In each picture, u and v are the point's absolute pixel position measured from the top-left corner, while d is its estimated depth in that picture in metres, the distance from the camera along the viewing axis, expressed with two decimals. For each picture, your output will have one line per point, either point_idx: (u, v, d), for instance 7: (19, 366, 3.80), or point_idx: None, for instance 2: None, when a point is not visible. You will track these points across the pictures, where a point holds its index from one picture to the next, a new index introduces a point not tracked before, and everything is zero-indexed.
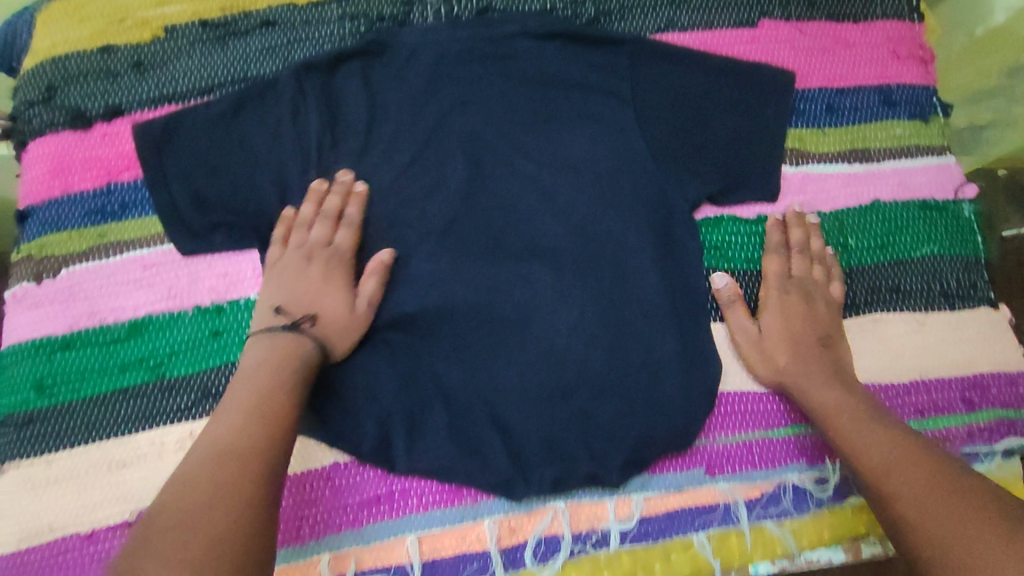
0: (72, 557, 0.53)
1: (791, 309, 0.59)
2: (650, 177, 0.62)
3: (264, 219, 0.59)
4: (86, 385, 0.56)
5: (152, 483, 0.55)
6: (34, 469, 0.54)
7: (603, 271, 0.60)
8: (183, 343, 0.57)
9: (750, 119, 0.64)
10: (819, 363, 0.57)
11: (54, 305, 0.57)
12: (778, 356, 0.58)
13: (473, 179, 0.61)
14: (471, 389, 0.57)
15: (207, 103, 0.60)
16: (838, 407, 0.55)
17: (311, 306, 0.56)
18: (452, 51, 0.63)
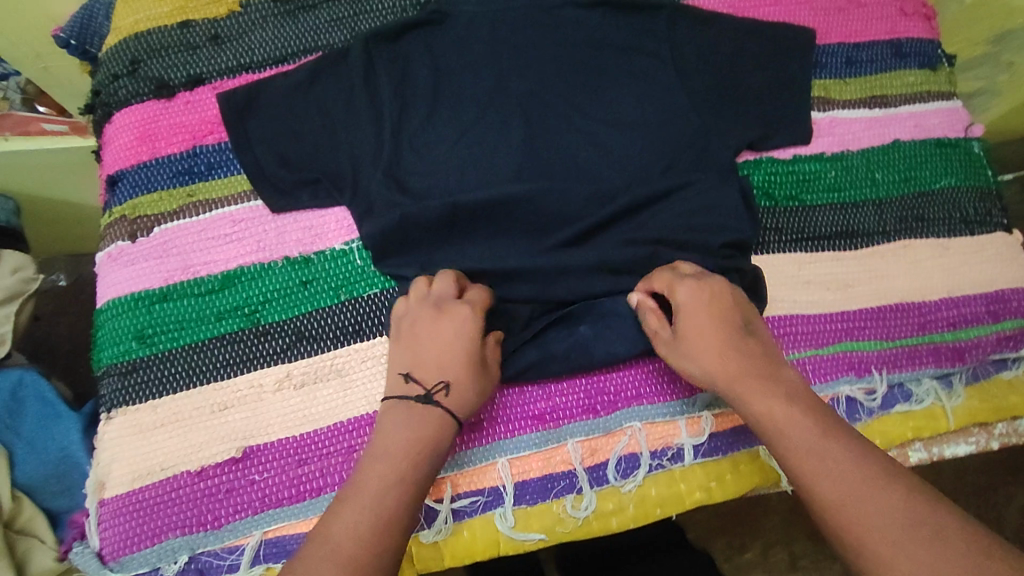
0: (183, 494, 0.55)
1: (703, 319, 0.55)
2: (694, 124, 0.67)
3: (342, 175, 0.63)
4: (184, 333, 0.59)
5: (255, 423, 0.57)
6: (141, 414, 0.57)
7: (659, 211, 0.64)
8: (274, 291, 0.60)
9: (778, 72, 0.70)
10: (747, 372, 0.53)
11: (149, 261, 0.60)
12: (697, 354, 0.55)
13: (533, 132, 0.66)
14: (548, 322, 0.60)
15: (284, 72, 0.65)
16: (791, 421, 0.49)
17: (440, 372, 0.54)
18: (507, 16, 0.69)
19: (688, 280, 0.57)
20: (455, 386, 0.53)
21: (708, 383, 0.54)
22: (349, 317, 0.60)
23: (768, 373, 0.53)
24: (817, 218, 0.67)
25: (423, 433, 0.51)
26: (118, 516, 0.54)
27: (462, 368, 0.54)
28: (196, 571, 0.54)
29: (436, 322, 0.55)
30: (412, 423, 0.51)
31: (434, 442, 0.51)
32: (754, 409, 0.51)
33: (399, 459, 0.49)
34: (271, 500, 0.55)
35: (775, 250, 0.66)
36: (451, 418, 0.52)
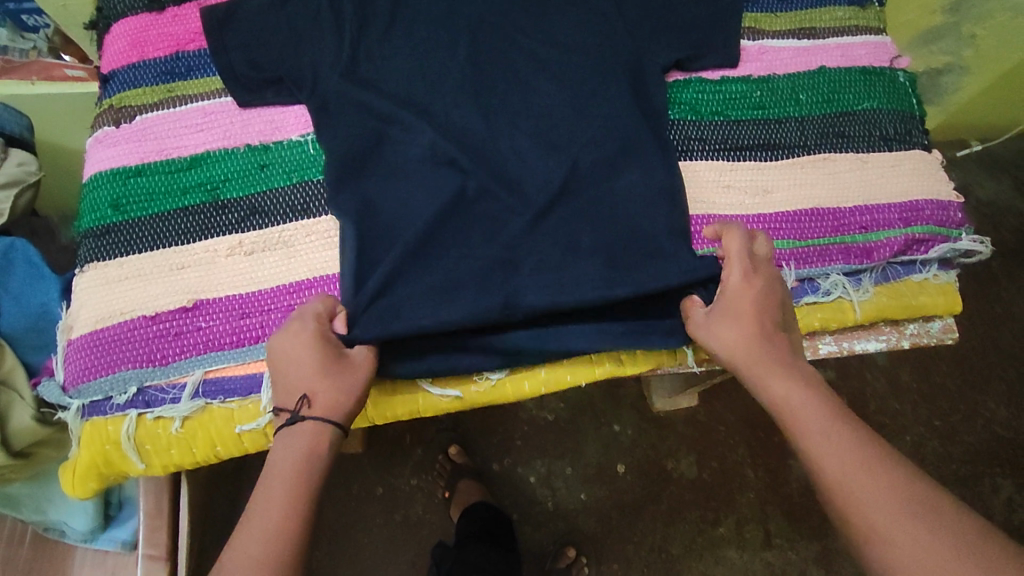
0: (136, 336, 0.61)
1: (747, 305, 0.59)
2: (629, 44, 0.72)
3: (302, 75, 0.70)
4: (152, 204, 0.66)
5: (208, 281, 0.63)
6: (109, 268, 0.64)
7: (590, 121, 0.69)
8: (235, 172, 0.67)
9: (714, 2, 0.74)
10: (770, 356, 0.57)
11: (129, 143, 0.68)
12: (722, 331, 0.59)
13: (479, 48, 0.72)
14: (484, 216, 0.66)
15: None
16: (802, 401, 0.54)
17: (302, 389, 0.56)
18: None
19: (739, 267, 0.60)
20: (320, 398, 0.56)
21: (730, 360, 0.58)
22: (298, 197, 0.67)
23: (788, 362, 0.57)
24: (741, 131, 0.72)
25: (303, 447, 0.54)
26: (81, 351, 0.61)
27: (319, 380, 0.56)
28: (144, 402, 0.60)
29: (284, 345, 0.57)
30: (290, 443, 0.54)
31: (312, 452, 0.54)
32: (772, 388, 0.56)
33: (286, 472, 0.53)
34: (213, 345, 0.61)
35: (698, 159, 0.71)
36: (319, 423, 0.55)
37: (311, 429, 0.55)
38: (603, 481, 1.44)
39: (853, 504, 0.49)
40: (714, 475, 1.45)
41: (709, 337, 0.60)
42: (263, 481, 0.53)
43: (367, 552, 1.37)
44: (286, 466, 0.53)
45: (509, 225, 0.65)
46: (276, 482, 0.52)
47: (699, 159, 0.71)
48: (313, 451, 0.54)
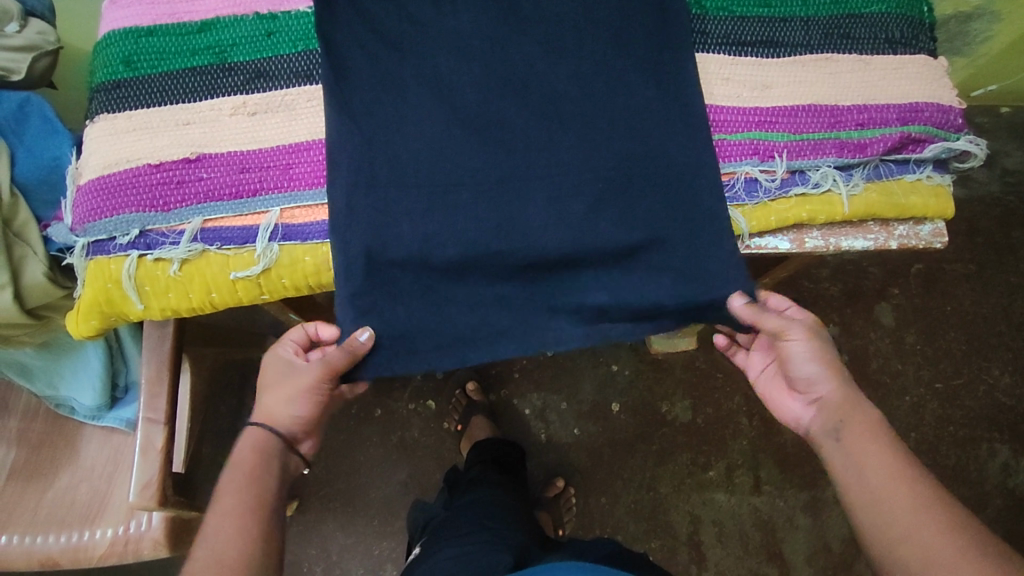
0: (139, 182, 0.63)
1: (830, 345, 0.66)
2: None
3: None
4: (163, 63, 0.68)
5: (210, 137, 0.66)
6: (117, 120, 0.66)
7: (598, 13, 0.70)
8: (242, 37, 0.69)
9: None
10: (851, 386, 0.64)
11: (142, 5, 0.70)
12: (843, 372, 0.64)
13: None
14: (482, 97, 0.67)
15: None
16: (870, 429, 0.61)
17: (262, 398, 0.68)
18: None
19: (802, 312, 0.66)
20: (271, 410, 0.66)
21: (825, 391, 0.63)
22: (302, 64, 0.68)
23: (858, 391, 0.64)
24: (744, 28, 0.71)
25: (248, 453, 0.64)
26: (88, 194, 0.64)
27: (273, 396, 0.67)
28: (144, 245, 0.62)
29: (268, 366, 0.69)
30: (242, 444, 0.66)
31: (257, 456, 0.64)
32: (856, 411, 0.62)
33: (238, 473, 0.63)
34: (212, 196, 0.63)
35: (700, 52, 0.71)
36: (263, 430, 0.66)
37: (263, 438, 0.66)
38: (597, 417, 1.40)
39: (911, 542, 0.54)
40: (708, 420, 1.40)
41: (813, 360, 0.63)
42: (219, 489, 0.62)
43: (361, 469, 1.37)
44: (237, 472, 0.63)
45: (505, 112, 0.67)
46: (229, 490, 0.62)
47: (702, 52, 0.71)
48: (258, 453, 0.64)
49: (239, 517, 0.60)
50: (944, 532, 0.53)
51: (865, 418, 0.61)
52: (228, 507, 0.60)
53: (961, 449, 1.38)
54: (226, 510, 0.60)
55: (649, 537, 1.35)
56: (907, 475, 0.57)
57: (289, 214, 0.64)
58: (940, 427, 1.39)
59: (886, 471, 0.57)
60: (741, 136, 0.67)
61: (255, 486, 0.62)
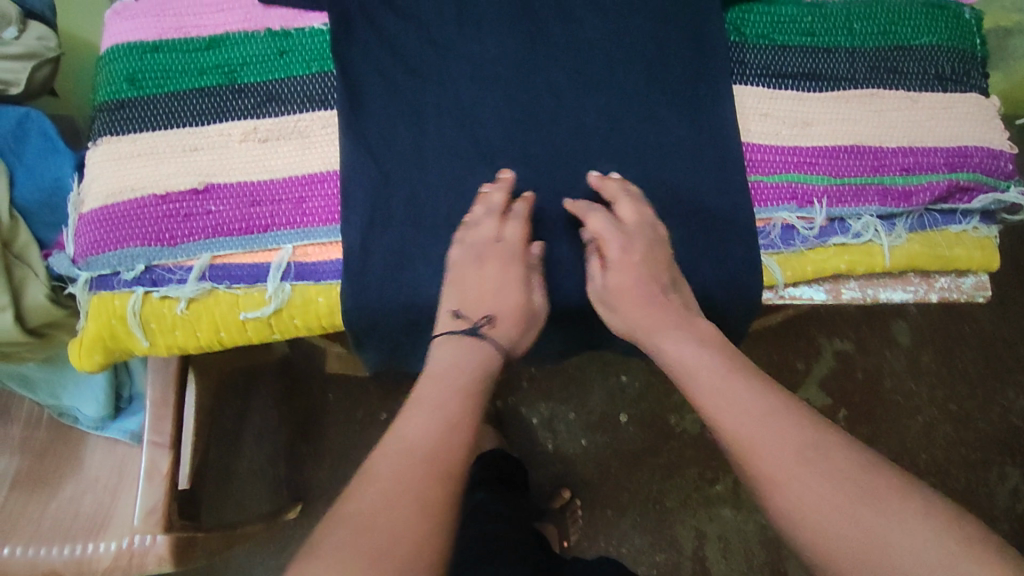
0: (146, 214, 0.60)
1: (630, 279, 0.60)
2: None
3: None
4: (168, 81, 0.64)
5: (219, 165, 0.62)
6: (122, 144, 0.63)
7: (629, 47, 0.67)
8: (254, 56, 0.65)
9: None
10: (671, 325, 0.58)
11: (148, 17, 0.66)
12: (619, 308, 0.60)
13: None
14: (506, 134, 0.65)
15: None
16: (713, 373, 0.54)
17: (489, 306, 0.59)
18: None
19: (603, 220, 0.60)
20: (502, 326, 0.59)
21: (633, 335, 0.60)
22: (316, 88, 0.65)
23: (682, 326, 0.58)
24: (786, 59, 0.67)
25: (445, 363, 0.56)
26: (91, 224, 0.60)
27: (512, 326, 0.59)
28: (150, 281, 0.60)
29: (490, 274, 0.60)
30: (463, 351, 0.57)
31: (466, 364, 0.56)
32: (682, 351, 0.57)
33: (442, 391, 0.54)
34: (221, 230, 0.60)
35: (738, 84, 0.67)
36: (491, 347, 0.58)
37: (470, 346, 0.57)
38: (605, 429, 1.38)
39: (783, 491, 0.48)
40: None
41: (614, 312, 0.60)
42: (415, 398, 0.54)
43: None
44: (451, 380, 0.55)
45: (530, 149, 0.64)
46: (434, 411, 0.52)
47: (741, 85, 0.67)
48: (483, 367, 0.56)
49: (449, 426, 0.52)
50: (820, 482, 0.47)
51: (755, 402, 0.52)
52: (426, 432, 0.51)
53: (970, 470, 1.36)
54: (441, 418, 0.52)
55: (654, 552, 1.33)
56: (797, 427, 0.50)
57: (302, 251, 0.61)
58: (951, 448, 1.37)
59: (790, 472, 0.48)
60: (780, 179, 0.63)
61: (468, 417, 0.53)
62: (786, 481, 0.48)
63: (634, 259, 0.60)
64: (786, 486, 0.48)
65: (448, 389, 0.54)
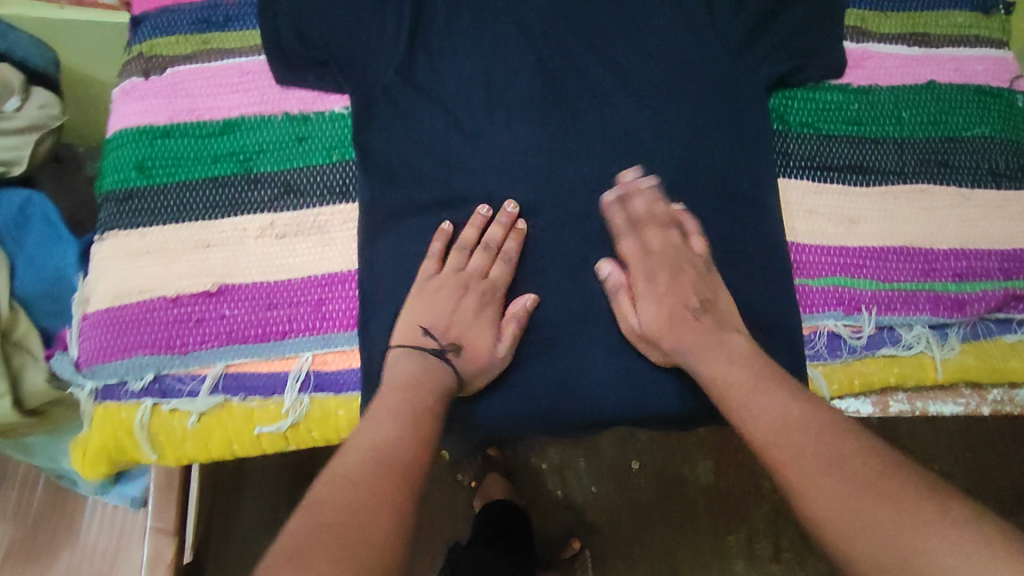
0: (158, 318, 0.57)
1: (664, 273, 0.58)
2: (717, 57, 0.64)
3: (354, 63, 0.63)
4: (180, 170, 0.60)
5: (234, 263, 0.58)
6: (130, 239, 0.59)
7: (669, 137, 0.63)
8: (271, 143, 0.61)
9: (813, 6, 0.66)
10: (689, 321, 0.56)
11: (158, 99, 0.62)
12: (659, 343, 0.56)
13: (546, 44, 0.65)
14: (538, 231, 0.61)
15: None
16: (730, 380, 0.53)
17: (458, 336, 0.57)
18: None
19: (640, 201, 0.60)
20: (470, 352, 0.56)
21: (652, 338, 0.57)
22: (337, 178, 0.61)
23: (704, 330, 0.56)
24: (833, 151, 0.64)
25: (402, 379, 0.53)
26: (97, 328, 0.57)
27: (479, 352, 0.57)
28: (159, 392, 0.56)
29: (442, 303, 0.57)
30: (415, 364, 0.54)
31: (424, 382, 0.53)
32: (714, 365, 0.54)
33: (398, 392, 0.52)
34: (236, 337, 0.57)
35: (782, 177, 0.63)
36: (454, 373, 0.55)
37: (433, 367, 0.54)
38: (617, 478, 1.23)
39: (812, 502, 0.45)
40: (732, 482, 1.23)
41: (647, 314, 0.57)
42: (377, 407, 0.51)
43: None
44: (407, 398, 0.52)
45: (561, 243, 0.61)
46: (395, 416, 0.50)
47: (787, 177, 0.63)
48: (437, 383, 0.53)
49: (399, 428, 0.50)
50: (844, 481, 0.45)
51: (774, 407, 0.50)
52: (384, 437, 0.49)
53: None
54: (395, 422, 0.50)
55: None
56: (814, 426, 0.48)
57: (322, 359, 0.57)
58: None
59: (811, 480, 0.46)
60: (828, 283, 0.60)
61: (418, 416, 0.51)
62: (800, 481, 0.46)
63: (663, 255, 0.59)
64: (812, 496, 0.45)
65: (402, 409, 0.51)
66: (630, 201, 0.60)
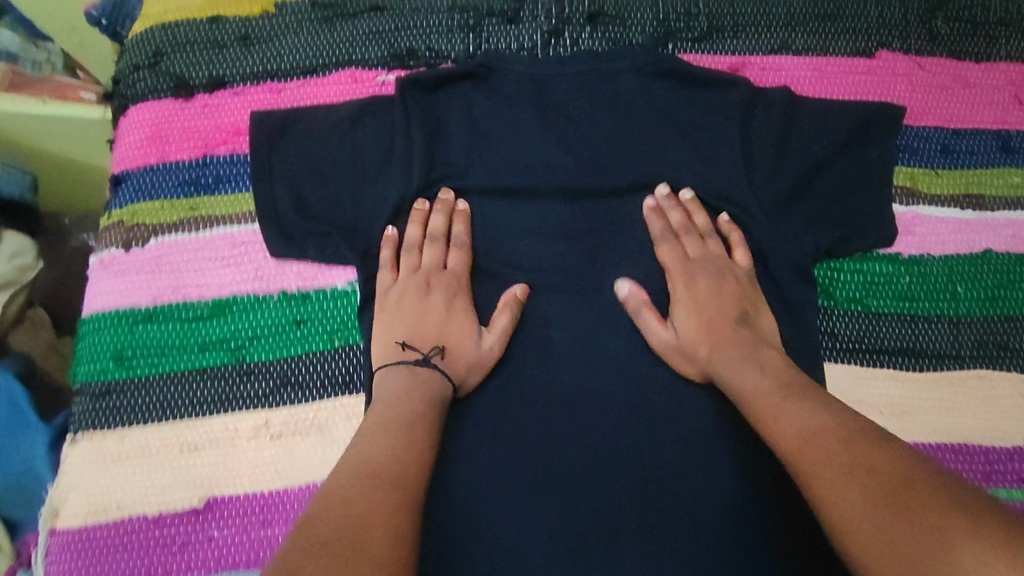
0: (137, 539, 0.51)
1: (703, 287, 0.56)
2: (757, 225, 0.59)
3: (361, 236, 0.58)
4: (164, 359, 0.54)
5: (223, 470, 0.52)
6: (108, 441, 0.53)
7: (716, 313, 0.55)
8: (266, 327, 0.56)
9: (854, 167, 0.61)
10: (728, 330, 0.54)
11: (140, 275, 0.56)
12: (697, 354, 0.54)
13: (571, 208, 0.59)
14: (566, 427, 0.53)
15: (329, 107, 0.60)
16: (761, 386, 0.49)
17: (437, 338, 0.53)
18: (562, 77, 0.62)
19: (658, 211, 0.59)
20: (453, 349, 0.53)
21: (689, 352, 0.54)
22: (339, 366, 0.55)
23: (746, 336, 0.53)
24: (882, 330, 0.59)
25: (393, 392, 0.49)
26: (66, 551, 0.50)
27: (453, 338, 0.54)
28: None
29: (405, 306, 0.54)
30: (402, 377, 0.50)
31: (411, 392, 0.49)
32: (743, 376, 0.51)
33: (386, 406, 0.48)
34: (225, 563, 0.50)
35: (829, 360, 0.58)
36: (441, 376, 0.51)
37: (410, 374, 0.51)
38: None
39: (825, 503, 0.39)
40: None
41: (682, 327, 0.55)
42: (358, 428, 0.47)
43: None
44: (385, 407, 0.48)
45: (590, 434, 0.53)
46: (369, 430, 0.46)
47: (835, 361, 0.58)
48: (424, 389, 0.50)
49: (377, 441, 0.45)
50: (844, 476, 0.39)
51: (807, 416, 0.45)
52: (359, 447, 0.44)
53: None
54: (371, 430, 0.46)
55: None
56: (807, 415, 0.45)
57: None
58: None
59: (826, 473, 0.40)
60: None
61: (403, 420, 0.47)
62: (824, 495, 0.40)
63: (695, 270, 0.57)
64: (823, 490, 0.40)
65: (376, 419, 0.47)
66: (667, 213, 0.59)
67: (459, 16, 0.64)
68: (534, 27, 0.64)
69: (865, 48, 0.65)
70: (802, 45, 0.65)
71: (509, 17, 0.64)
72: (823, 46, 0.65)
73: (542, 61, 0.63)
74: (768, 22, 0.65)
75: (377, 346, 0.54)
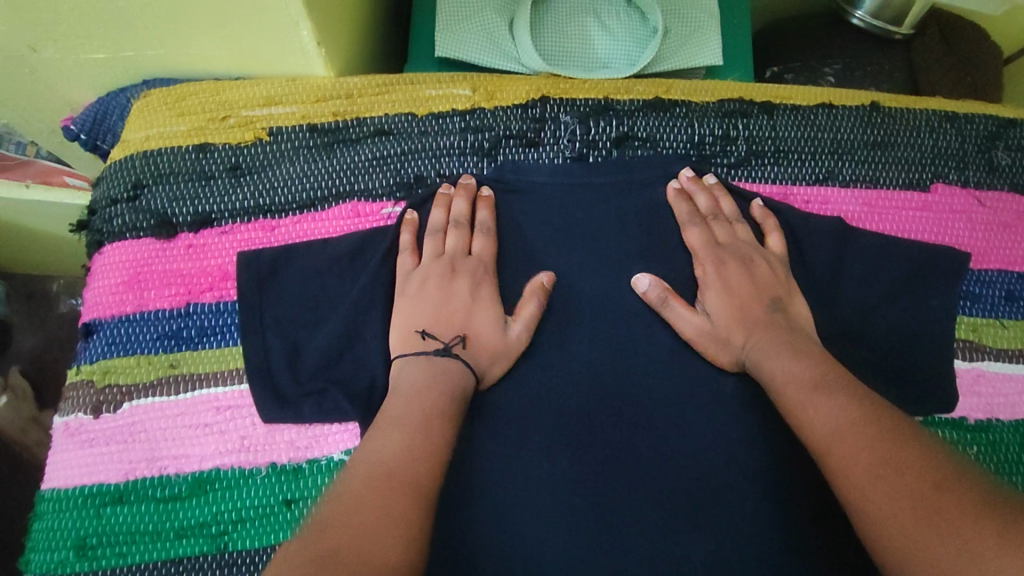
0: None
1: (734, 274, 0.52)
2: None
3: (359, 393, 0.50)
4: (134, 549, 0.48)
5: None
6: None
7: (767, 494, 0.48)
8: (251, 508, 0.49)
9: (914, 314, 0.55)
10: (760, 319, 0.50)
11: (111, 446, 0.50)
12: (732, 339, 0.50)
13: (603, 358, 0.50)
14: None
15: (324, 242, 0.54)
16: (798, 383, 0.45)
17: (459, 326, 0.49)
18: (589, 202, 0.55)
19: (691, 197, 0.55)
20: (477, 338, 0.49)
21: (719, 339, 0.50)
22: None
23: (779, 327, 0.49)
24: None
25: (413, 382, 0.45)
26: None
27: (474, 322, 0.49)
28: None
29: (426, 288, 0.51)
30: (423, 369, 0.46)
31: (434, 384, 0.45)
32: (773, 364, 0.47)
33: (407, 405, 0.44)
34: None
35: None
36: (464, 364, 0.47)
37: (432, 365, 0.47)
38: None
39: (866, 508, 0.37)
40: None
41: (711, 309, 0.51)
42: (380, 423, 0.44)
43: None
44: (402, 403, 0.44)
45: None
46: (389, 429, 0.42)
47: None
48: (446, 381, 0.46)
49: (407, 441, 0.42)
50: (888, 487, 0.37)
51: (839, 410, 0.42)
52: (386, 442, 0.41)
53: None
54: (396, 426, 0.42)
55: None
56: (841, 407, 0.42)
57: None
58: None
59: (872, 474, 0.38)
60: None
61: (418, 412, 0.43)
62: (855, 483, 0.39)
63: (726, 253, 0.53)
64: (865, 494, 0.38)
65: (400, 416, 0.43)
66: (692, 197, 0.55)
67: (473, 138, 0.58)
68: (558, 145, 0.58)
69: (919, 180, 0.59)
70: (850, 175, 0.59)
71: (529, 138, 0.58)
72: (873, 177, 0.59)
73: (567, 185, 0.56)
74: (812, 149, 0.59)
75: (396, 335, 0.50)
